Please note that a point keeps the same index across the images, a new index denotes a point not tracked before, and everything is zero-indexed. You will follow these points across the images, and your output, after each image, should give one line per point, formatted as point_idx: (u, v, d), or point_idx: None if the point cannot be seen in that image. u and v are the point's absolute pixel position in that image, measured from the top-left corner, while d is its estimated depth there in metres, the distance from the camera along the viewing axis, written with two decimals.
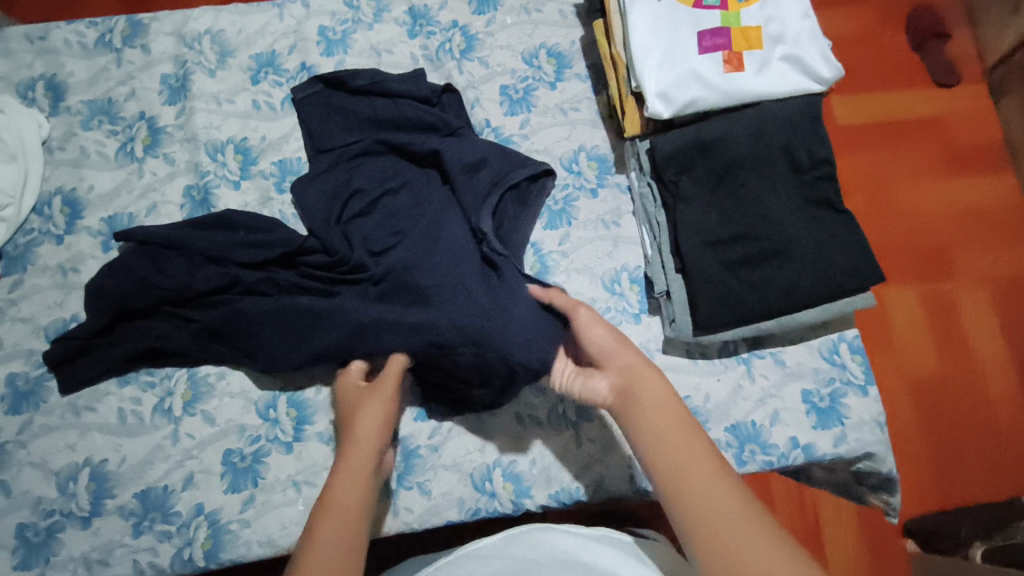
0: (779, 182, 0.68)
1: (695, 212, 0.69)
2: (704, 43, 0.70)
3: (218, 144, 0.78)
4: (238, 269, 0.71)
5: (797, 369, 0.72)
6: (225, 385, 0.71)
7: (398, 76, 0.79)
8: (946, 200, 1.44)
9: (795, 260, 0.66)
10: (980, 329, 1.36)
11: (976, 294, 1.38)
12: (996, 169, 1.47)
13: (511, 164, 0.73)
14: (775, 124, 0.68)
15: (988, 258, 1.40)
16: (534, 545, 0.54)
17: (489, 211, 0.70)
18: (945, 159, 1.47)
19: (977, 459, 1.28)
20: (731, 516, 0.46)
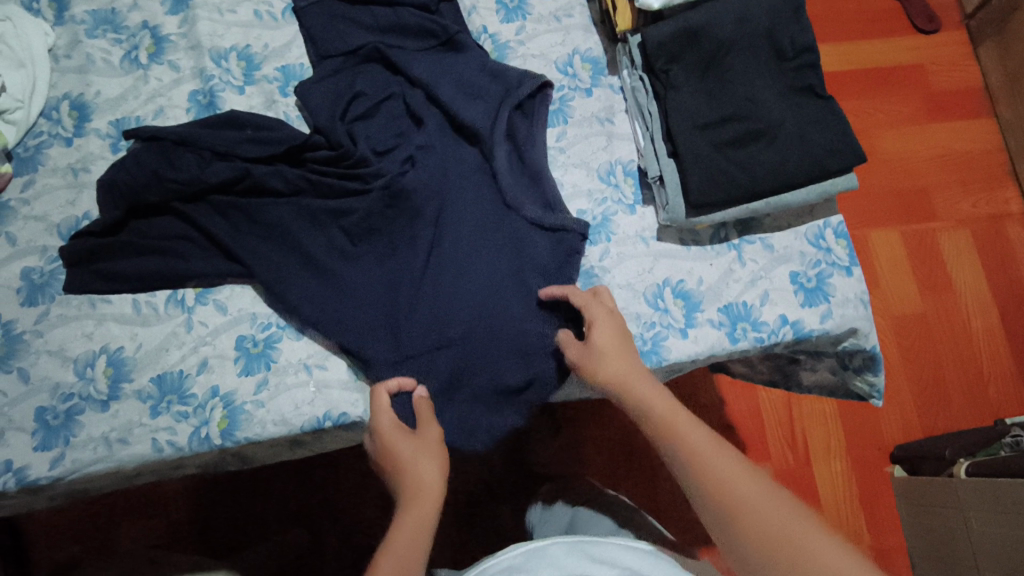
0: (763, 68, 0.73)
1: (684, 98, 0.73)
2: None
3: (222, 50, 0.79)
4: (245, 164, 0.72)
5: (784, 252, 0.75)
6: (224, 295, 0.71)
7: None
8: (927, 142, 1.48)
9: (779, 139, 0.72)
10: (961, 270, 1.40)
11: (959, 234, 1.42)
12: (974, 110, 1.51)
13: (517, 79, 0.76)
14: (759, 10, 0.72)
15: (968, 199, 1.44)
16: (595, 557, 0.63)
17: (502, 131, 0.73)
18: (926, 102, 1.51)
19: (962, 394, 1.32)
20: (735, 472, 0.55)
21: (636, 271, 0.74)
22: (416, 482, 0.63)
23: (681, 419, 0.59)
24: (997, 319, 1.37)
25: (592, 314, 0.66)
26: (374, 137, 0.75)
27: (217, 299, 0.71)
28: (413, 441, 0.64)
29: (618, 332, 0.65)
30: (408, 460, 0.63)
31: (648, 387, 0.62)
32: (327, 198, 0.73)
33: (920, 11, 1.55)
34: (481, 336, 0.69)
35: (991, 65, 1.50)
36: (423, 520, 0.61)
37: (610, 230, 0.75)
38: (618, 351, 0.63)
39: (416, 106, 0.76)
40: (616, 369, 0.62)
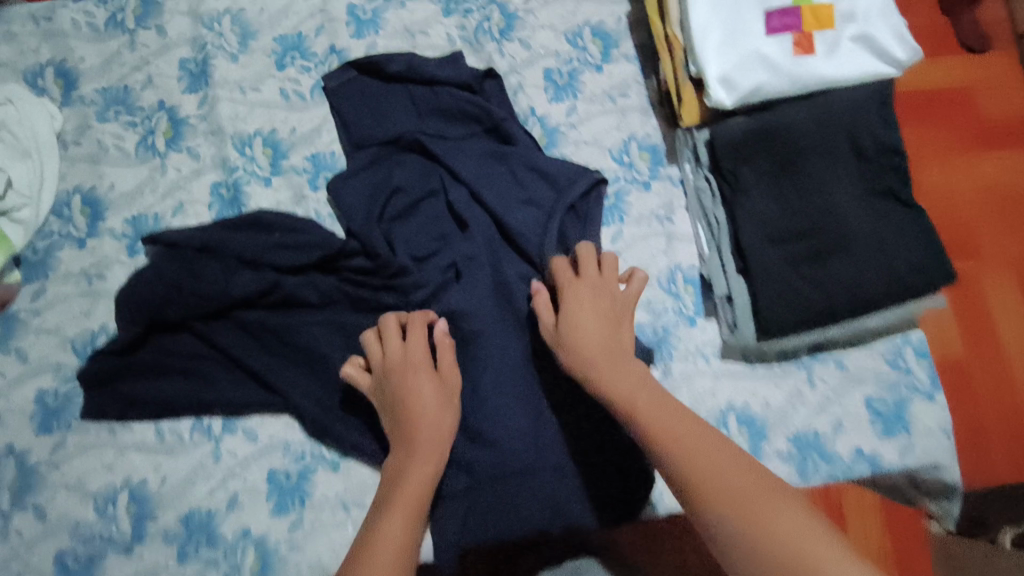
0: (845, 168, 0.65)
1: (756, 205, 0.65)
2: (772, 23, 0.64)
3: (245, 136, 0.73)
4: (276, 274, 0.67)
5: (858, 373, 0.69)
6: (250, 423, 0.65)
7: (439, 62, 0.75)
8: (980, 173, 0.96)
9: (860, 254, 0.65)
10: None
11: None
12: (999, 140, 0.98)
13: (568, 177, 0.70)
14: (846, 111, 0.64)
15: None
16: None
17: (554, 241, 0.67)
18: (988, 120, 0.98)
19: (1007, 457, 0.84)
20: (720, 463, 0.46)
21: (699, 394, 0.68)
22: (433, 429, 0.57)
23: (677, 421, 0.50)
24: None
25: (566, 295, 0.60)
26: (412, 243, 0.70)
27: (246, 425, 0.65)
28: (439, 392, 0.59)
29: (600, 324, 0.57)
30: (430, 406, 0.57)
31: (627, 380, 0.54)
32: (365, 309, 0.68)
33: (969, 21, 1.00)
34: (531, 467, 0.64)
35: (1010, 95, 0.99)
36: (430, 473, 0.55)
37: (671, 346, 0.70)
38: (591, 334, 0.57)
39: (459, 204, 0.70)
40: (594, 361, 0.55)
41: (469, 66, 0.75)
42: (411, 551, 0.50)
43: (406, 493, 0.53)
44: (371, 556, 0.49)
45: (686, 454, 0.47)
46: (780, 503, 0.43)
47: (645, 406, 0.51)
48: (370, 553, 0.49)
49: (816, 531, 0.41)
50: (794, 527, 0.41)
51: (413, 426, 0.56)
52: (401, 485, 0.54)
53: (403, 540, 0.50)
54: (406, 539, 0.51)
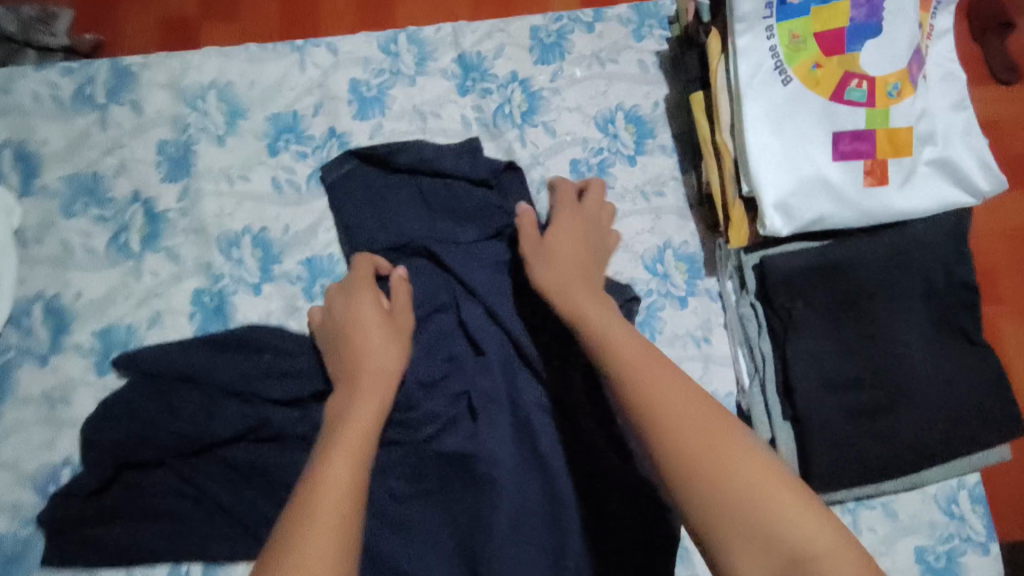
0: (915, 311, 0.58)
1: (812, 348, 0.58)
2: (840, 148, 0.55)
3: (232, 236, 0.65)
4: (268, 408, 0.59)
5: (909, 522, 0.64)
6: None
7: (452, 152, 0.66)
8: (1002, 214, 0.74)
9: (926, 407, 0.58)
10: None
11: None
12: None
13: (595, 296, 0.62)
14: (921, 249, 0.57)
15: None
16: None
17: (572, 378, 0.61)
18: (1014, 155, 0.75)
19: None
20: (680, 402, 0.41)
21: None
22: (375, 365, 0.55)
23: (642, 355, 0.45)
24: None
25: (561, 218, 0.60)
26: (418, 366, 0.62)
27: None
28: (385, 326, 0.58)
29: (580, 244, 0.58)
30: (378, 339, 0.57)
31: (591, 299, 0.52)
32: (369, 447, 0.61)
33: (998, 46, 0.78)
34: None
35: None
36: (375, 413, 0.51)
37: None
38: (572, 256, 0.57)
39: (473, 326, 0.63)
40: (569, 274, 0.55)
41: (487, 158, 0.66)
42: (361, 494, 0.44)
43: (352, 436, 0.48)
44: (315, 507, 0.42)
45: (648, 390, 0.42)
46: (740, 442, 0.39)
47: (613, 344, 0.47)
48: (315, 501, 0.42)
49: (773, 494, 0.36)
50: (742, 465, 0.37)
51: (359, 365, 0.55)
52: (347, 421, 0.50)
53: (353, 476, 0.45)
54: (351, 479, 0.44)
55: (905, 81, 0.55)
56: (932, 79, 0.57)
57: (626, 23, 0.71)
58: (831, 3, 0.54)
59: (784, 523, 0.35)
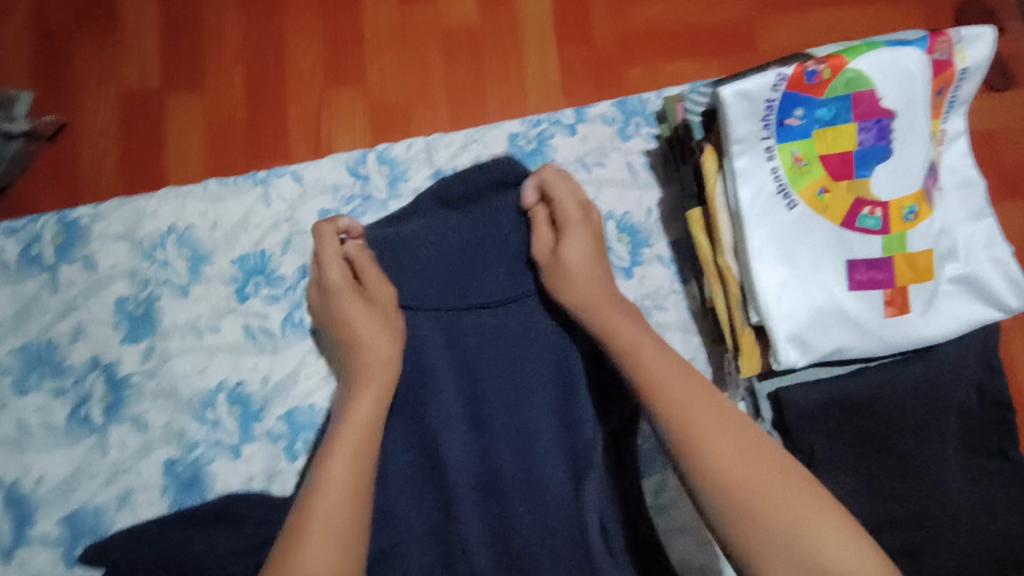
0: (945, 442, 0.54)
1: (835, 487, 0.54)
2: (856, 277, 0.51)
3: (205, 395, 0.59)
4: None
5: None
6: None
7: (459, 238, 0.58)
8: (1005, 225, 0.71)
9: (966, 541, 0.54)
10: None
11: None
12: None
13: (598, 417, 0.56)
14: (944, 379, 0.53)
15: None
16: None
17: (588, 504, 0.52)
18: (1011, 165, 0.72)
19: None
20: (698, 399, 0.43)
21: None
22: (370, 355, 0.54)
23: (658, 357, 0.47)
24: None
25: (569, 220, 0.57)
26: (413, 519, 0.52)
27: None
28: (367, 308, 0.56)
29: (591, 250, 0.56)
30: (366, 327, 0.55)
31: (619, 312, 0.52)
32: None
33: (997, 65, 0.74)
34: None
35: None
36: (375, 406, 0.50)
37: None
38: (582, 259, 0.56)
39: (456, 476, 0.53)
40: (591, 291, 0.54)
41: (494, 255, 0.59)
42: (365, 496, 0.45)
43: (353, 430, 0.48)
44: (316, 535, 0.41)
45: (677, 404, 0.43)
46: (774, 462, 0.40)
47: (646, 356, 0.47)
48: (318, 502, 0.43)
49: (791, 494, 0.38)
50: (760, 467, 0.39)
51: (354, 355, 0.54)
52: (349, 417, 0.49)
53: (352, 483, 0.45)
54: (354, 479, 0.45)
55: (921, 202, 0.51)
56: (947, 188, 0.53)
57: (611, 123, 0.68)
58: (835, 124, 0.50)
59: (817, 546, 0.36)
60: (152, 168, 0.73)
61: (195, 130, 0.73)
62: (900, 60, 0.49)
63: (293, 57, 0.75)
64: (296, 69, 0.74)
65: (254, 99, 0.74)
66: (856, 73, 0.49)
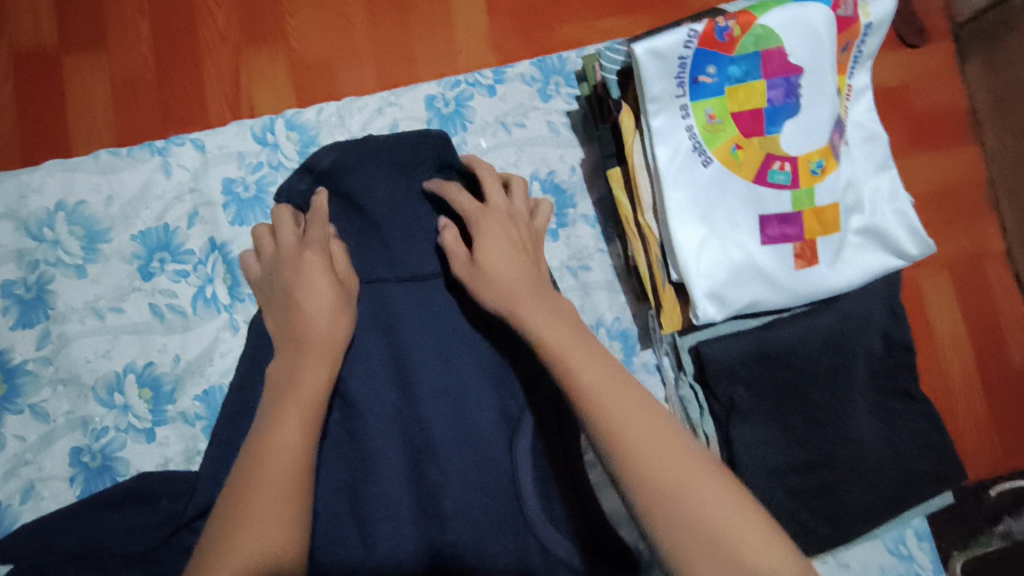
0: (854, 386, 0.57)
1: (755, 435, 0.56)
2: (768, 231, 0.52)
3: (112, 379, 0.56)
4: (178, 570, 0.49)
5: (862, 570, 0.63)
6: None
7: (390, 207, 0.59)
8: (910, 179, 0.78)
9: (872, 477, 0.57)
10: (969, 362, 0.74)
11: (964, 286, 0.76)
12: (958, 132, 0.78)
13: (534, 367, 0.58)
14: (852, 327, 0.56)
15: (955, 246, 0.77)
16: None
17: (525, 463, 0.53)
18: (922, 116, 0.78)
19: (975, 436, 0.73)
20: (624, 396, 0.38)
21: None
22: (323, 331, 0.49)
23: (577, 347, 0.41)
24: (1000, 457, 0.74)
25: (475, 218, 0.51)
26: (337, 492, 0.52)
27: None
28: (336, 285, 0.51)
29: (504, 244, 0.49)
30: (326, 300, 0.50)
31: (540, 307, 0.45)
32: None
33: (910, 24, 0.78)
34: None
35: (982, 87, 0.76)
36: (325, 377, 0.46)
37: None
38: (508, 260, 0.48)
39: (386, 445, 0.54)
40: (512, 278, 0.47)
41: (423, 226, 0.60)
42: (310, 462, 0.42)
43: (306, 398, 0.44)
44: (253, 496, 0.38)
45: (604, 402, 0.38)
46: (704, 464, 0.35)
47: (562, 347, 0.41)
48: (268, 468, 0.40)
49: (722, 495, 0.34)
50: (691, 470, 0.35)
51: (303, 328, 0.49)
52: (296, 382, 0.45)
53: (301, 440, 0.42)
54: (304, 453, 0.42)
55: (828, 157, 0.52)
56: (853, 143, 0.54)
57: (531, 82, 0.66)
58: (746, 81, 0.50)
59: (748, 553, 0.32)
60: (50, 133, 0.67)
61: (98, 93, 0.67)
62: (807, 18, 0.49)
63: (199, 15, 0.69)
64: (207, 23, 0.69)
65: (162, 55, 0.68)
66: (764, 30, 0.49)
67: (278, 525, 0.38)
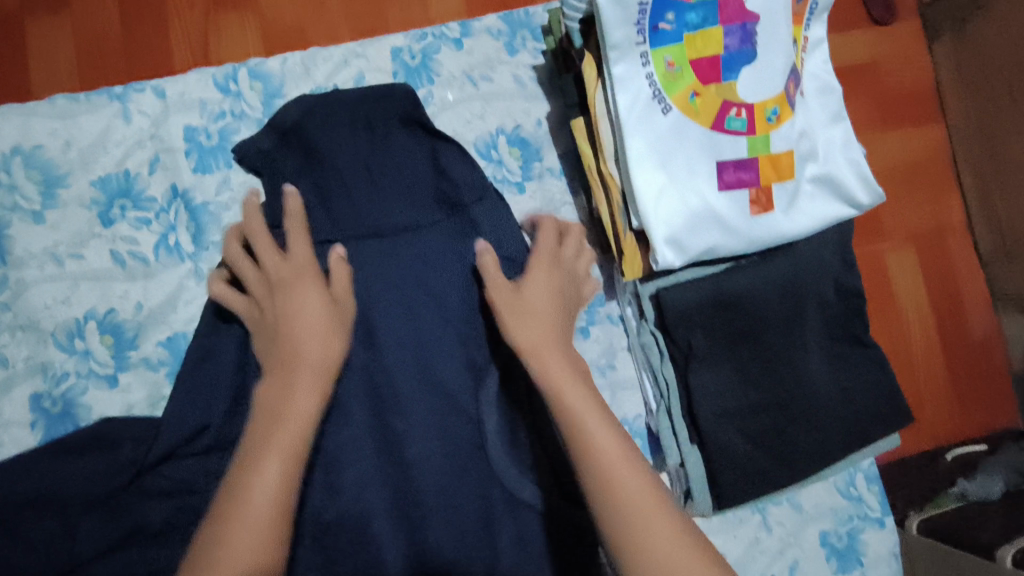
0: (808, 330, 0.59)
1: (712, 380, 0.58)
2: (725, 177, 0.53)
3: (72, 325, 0.56)
4: (137, 508, 0.51)
5: (814, 511, 0.66)
6: None
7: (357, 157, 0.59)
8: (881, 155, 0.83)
9: (823, 419, 0.59)
10: (931, 331, 0.80)
11: (928, 259, 0.81)
12: (926, 114, 0.83)
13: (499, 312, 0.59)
14: (805, 274, 0.58)
15: (916, 218, 0.82)
16: None
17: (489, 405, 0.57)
18: (895, 96, 0.83)
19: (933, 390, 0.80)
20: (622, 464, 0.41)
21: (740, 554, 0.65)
22: (314, 356, 0.48)
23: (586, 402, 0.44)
24: (960, 417, 0.80)
25: (535, 266, 0.53)
26: None
27: None
28: (323, 305, 0.50)
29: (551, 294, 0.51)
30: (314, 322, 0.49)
31: (564, 363, 0.46)
32: None
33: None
34: None
35: (947, 66, 0.82)
36: (312, 408, 0.45)
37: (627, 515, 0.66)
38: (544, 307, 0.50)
39: None
40: (535, 327, 0.48)
41: (390, 175, 0.59)
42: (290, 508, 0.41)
43: (290, 431, 0.43)
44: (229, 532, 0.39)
45: (602, 473, 0.40)
46: (688, 542, 0.38)
47: (568, 401, 0.44)
48: (242, 513, 0.39)
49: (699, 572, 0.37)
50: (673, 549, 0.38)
51: (295, 352, 0.47)
52: (286, 412, 0.44)
53: (286, 484, 0.41)
54: (284, 498, 0.41)
55: (783, 105, 0.53)
56: (808, 94, 0.56)
57: (498, 36, 0.67)
58: (703, 28, 0.51)
59: None
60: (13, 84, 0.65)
61: (62, 44, 0.66)
62: None
63: None
64: None
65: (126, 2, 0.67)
66: None
67: (252, 571, 0.38)
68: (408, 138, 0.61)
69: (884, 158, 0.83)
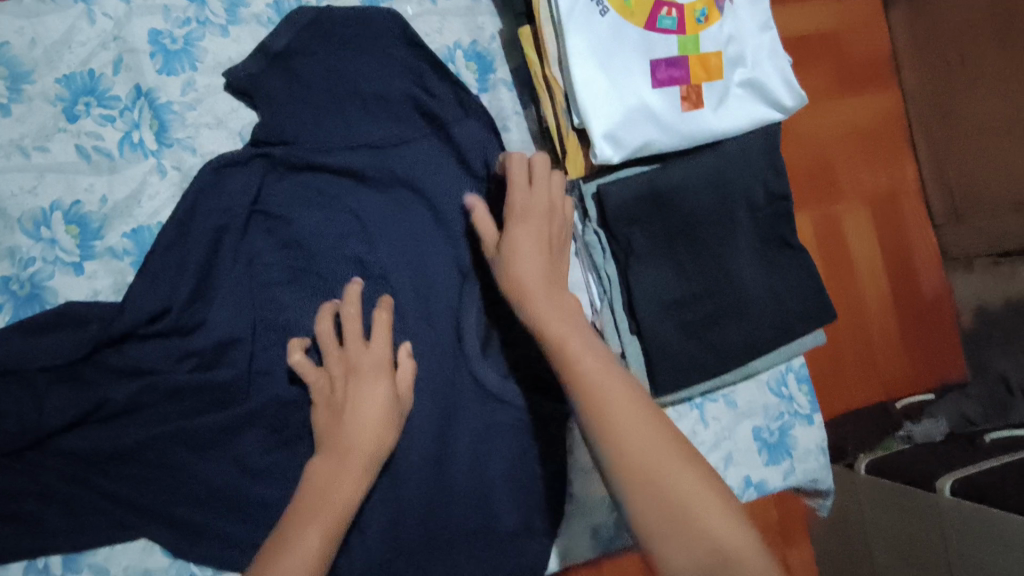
0: (738, 228, 0.63)
1: (649, 274, 0.62)
2: (658, 75, 0.58)
3: (39, 214, 0.58)
4: (104, 383, 0.55)
5: (747, 408, 0.71)
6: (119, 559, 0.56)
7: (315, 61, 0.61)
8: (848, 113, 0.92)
9: (751, 314, 0.63)
10: (882, 286, 0.91)
11: (881, 223, 0.91)
12: (880, 75, 0.93)
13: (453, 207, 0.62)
14: (732, 173, 0.62)
15: (873, 181, 0.92)
16: None
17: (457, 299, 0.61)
18: (858, 60, 0.92)
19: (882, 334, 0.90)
20: (631, 405, 0.41)
21: None
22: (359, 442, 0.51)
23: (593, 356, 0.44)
24: (906, 363, 0.91)
25: (513, 227, 0.50)
26: None
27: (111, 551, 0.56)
28: (385, 405, 0.53)
29: (541, 258, 0.49)
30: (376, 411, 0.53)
31: (550, 303, 0.47)
32: (221, 408, 0.56)
33: None
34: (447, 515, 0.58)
35: (903, 30, 0.91)
36: (359, 488, 0.50)
37: None
38: (537, 277, 0.48)
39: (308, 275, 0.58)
40: (529, 272, 0.48)
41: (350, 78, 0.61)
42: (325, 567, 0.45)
43: (329, 509, 0.47)
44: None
45: (611, 416, 0.41)
46: (700, 476, 0.39)
47: (575, 348, 0.44)
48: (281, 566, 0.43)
49: (711, 502, 0.38)
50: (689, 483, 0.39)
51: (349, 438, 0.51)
52: (325, 494, 0.48)
53: (319, 545, 0.45)
54: (320, 557, 0.45)
55: (710, 7, 0.59)
56: (737, 3, 0.60)
57: None
58: None
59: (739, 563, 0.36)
60: None
61: None
62: None
63: None
64: None
65: None
66: None
67: None
68: (372, 42, 0.62)
69: (846, 112, 0.91)
